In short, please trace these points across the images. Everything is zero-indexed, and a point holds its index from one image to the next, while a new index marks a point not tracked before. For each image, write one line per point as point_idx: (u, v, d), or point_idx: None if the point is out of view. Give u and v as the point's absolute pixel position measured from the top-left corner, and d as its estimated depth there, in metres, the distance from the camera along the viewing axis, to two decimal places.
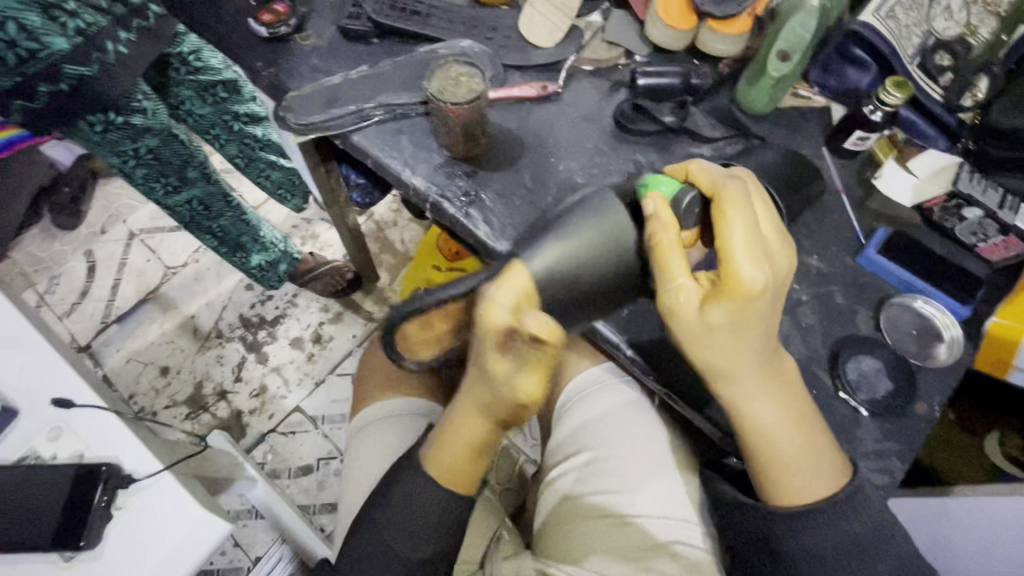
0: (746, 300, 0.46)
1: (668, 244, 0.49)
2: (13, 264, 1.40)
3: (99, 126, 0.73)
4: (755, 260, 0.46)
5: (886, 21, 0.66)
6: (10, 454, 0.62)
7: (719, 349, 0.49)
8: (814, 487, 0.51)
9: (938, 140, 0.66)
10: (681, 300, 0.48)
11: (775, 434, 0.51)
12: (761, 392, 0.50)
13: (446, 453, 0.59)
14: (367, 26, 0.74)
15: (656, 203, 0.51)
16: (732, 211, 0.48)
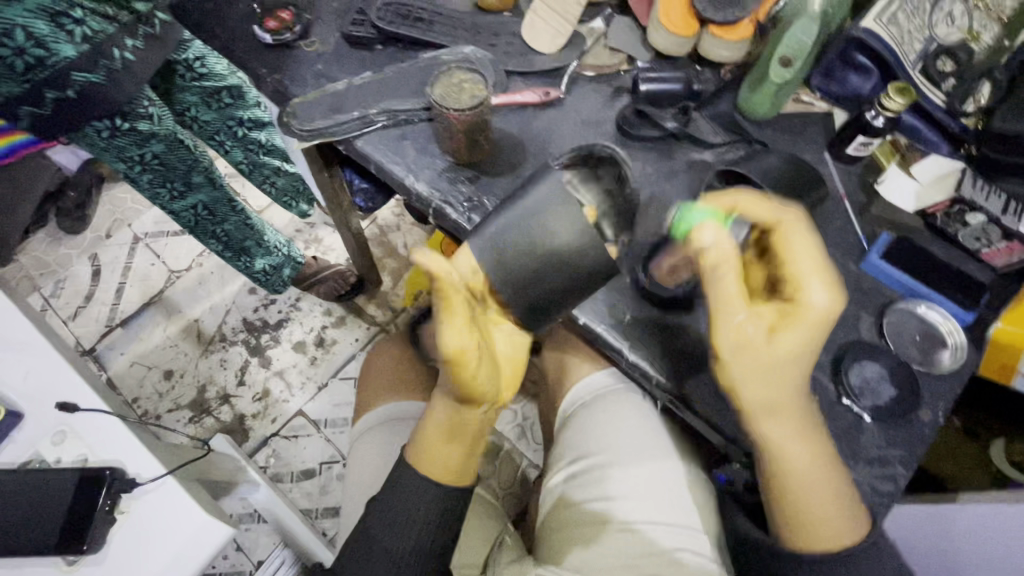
0: (813, 325, 0.49)
1: (735, 275, 0.50)
2: (19, 267, 1.41)
3: (106, 133, 0.73)
4: (824, 284, 0.50)
5: (888, 27, 0.66)
6: (16, 457, 0.62)
7: (773, 384, 0.50)
8: (835, 529, 0.52)
9: (941, 146, 0.66)
10: (749, 330, 0.50)
11: (805, 472, 0.51)
12: (794, 428, 0.51)
13: (422, 442, 0.61)
14: (372, 33, 0.75)
15: (714, 233, 0.51)
16: (796, 239, 0.52)
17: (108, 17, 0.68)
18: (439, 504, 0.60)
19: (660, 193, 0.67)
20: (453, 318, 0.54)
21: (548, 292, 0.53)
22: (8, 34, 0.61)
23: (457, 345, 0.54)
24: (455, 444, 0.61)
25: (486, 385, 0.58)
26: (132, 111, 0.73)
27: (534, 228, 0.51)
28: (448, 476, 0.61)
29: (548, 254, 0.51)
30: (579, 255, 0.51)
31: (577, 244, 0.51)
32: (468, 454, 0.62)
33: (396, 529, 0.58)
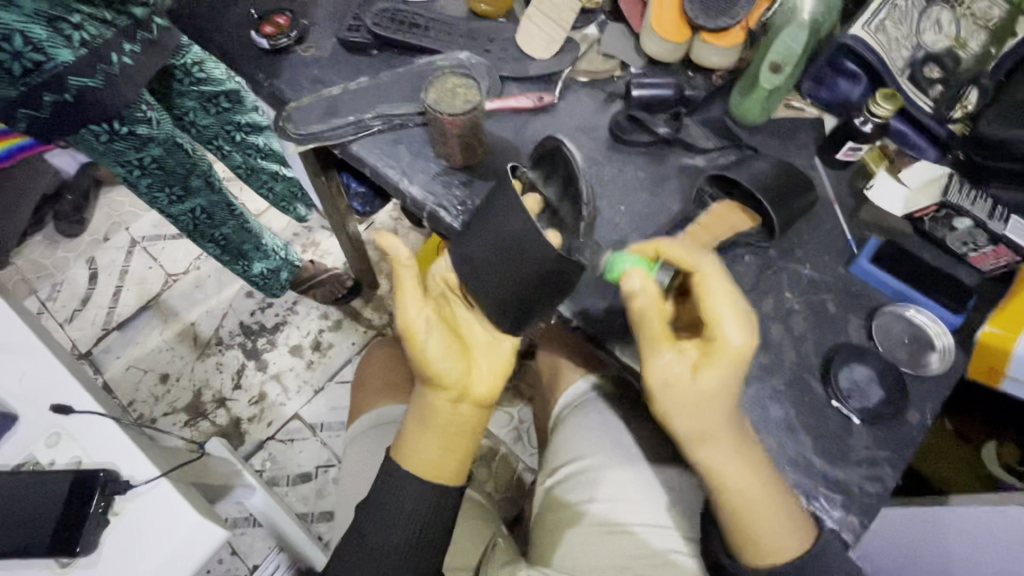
0: (733, 364, 0.49)
1: (654, 318, 0.51)
2: (16, 271, 1.41)
3: (104, 137, 0.73)
4: (741, 326, 0.49)
5: (876, 34, 0.67)
6: (9, 460, 0.62)
7: (702, 416, 0.50)
8: (780, 544, 0.51)
9: (929, 152, 0.66)
10: (673, 371, 0.50)
11: (744, 489, 0.51)
12: (729, 452, 0.51)
13: (405, 437, 0.62)
14: (367, 38, 0.76)
15: (640, 280, 0.51)
16: (713, 280, 0.51)
17: (107, 22, 0.69)
18: (437, 508, 0.59)
19: (652, 197, 0.67)
20: (404, 296, 0.58)
21: (503, 281, 0.56)
22: (5, 38, 0.62)
23: (410, 319, 0.58)
24: (428, 433, 0.60)
25: (451, 370, 0.59)
26: (131, 115, 0.73)
27: (486, 220, 0.56)
28: (416, 464, 0.60)
29: (499, 242, 0.55)
30: (520, 237, 0.54)
31: (515, 226, 0.54)
32: (438, 446, 0.60)
33: (393, 536, 0.57)
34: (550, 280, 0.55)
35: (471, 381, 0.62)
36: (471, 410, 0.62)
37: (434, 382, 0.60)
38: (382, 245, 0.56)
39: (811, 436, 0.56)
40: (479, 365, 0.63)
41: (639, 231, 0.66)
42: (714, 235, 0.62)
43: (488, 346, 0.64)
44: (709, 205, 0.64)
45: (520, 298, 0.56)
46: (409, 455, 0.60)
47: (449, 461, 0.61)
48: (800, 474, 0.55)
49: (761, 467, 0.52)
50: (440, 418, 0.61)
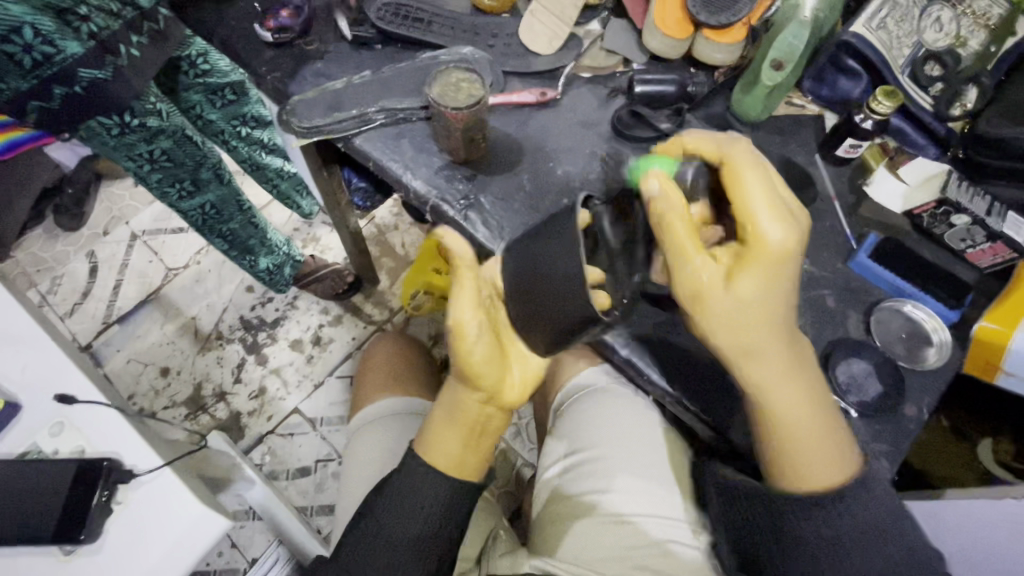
0: (773, 262, 0.47)
1: (679, 219, 0.49)
2: (15, 264, 1.41)
3: (115, 129, 0.73)
4: (778, 219, 0.48)
5: (877, 31, 0.68)
6: (12, 450, 0.63)
7: (751, 312, 0.48)
8: (822, 457, 0.51)
9: (928, 149, 0.68)
10: (705, 278, 0.48)
11: (786, 405, 0.50)
12: (774, 364, 0.50)
13: (434, 435, 0.62)
14: (372, 33, 0.76)
15: (659, 181, 0.49)
16: (746, 175, 0.50)
17: (113, 13, 0.68)
18: (448, 499, 0.59)
19: None
20: (461, 295, 0.59)
21: (543, 314, 0.54)
22: (15, 31, 0.61)
23: (458, 317, 0.58)
24: (456, 432, 0.61)
25: (489, 374, 0.60)
26: (142, 107, 0.74)
27: (551, 254, 0.52)
28: (442, 465, 0.60)
29: (550, 279, 0.52)
30: (568, 283, 0.50)
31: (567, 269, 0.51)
32: (466, 445, 0.61)
33: (404, 525, 0.58)
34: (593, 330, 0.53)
35: (504, 387, 0.62)
36: (497, 414, 0.64)
37: (469, 382, 0.60)
38: (446, 241, 0.60)
39: None
40: (511, 372, 0.63)
41: None
42: None
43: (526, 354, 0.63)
44: None
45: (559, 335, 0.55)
46: (437, 453, 0.61)
47: (475, 464, 0.62)
48: None
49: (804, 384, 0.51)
50: (470, 416, 0.62)
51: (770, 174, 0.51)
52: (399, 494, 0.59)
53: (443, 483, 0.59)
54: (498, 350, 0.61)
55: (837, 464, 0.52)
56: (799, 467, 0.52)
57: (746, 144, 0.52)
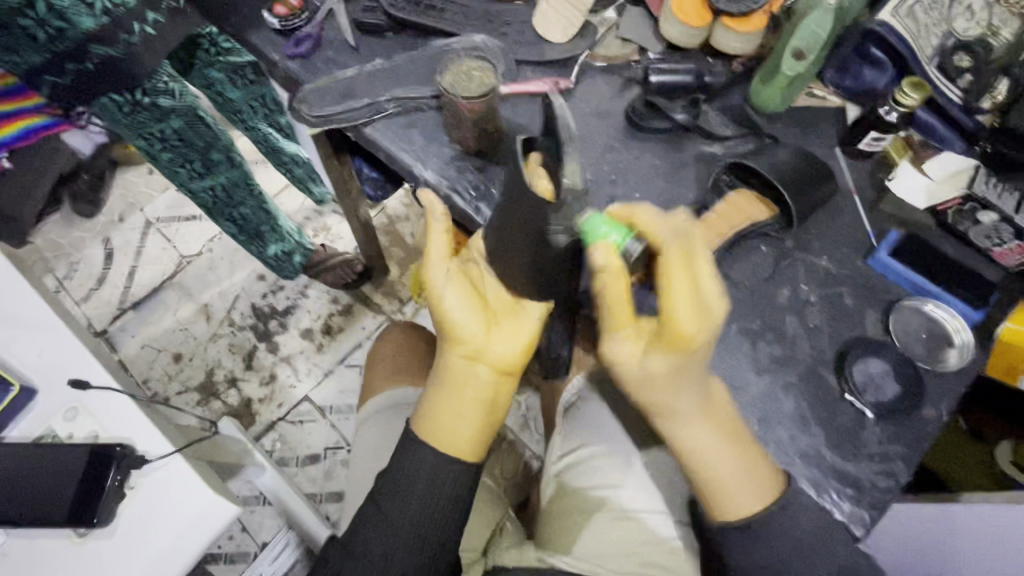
0: (687, 352, 0.49)
1: (617, 296, 0.51)
2: (34, 249, 1.43)
3: (126, 106, 0.74)
4: (701, 315, 0.48)
5: (905, 19, 0.66)
6: (30, 432, 0.64)
7: (660, 384, 0.51)
8: (747, 494, 0.51)
9: (954, 142, 0.65)
10: (623, 350, 0.52)
11: (706, 453, 0.52)
12: (696, 421, 0.52)
13: (433, 407, 0.61)
14: (383, 20, 0.75)
15: (603, 254, 0.51)
16: (675, 271, 0.49)
17: None
18: (456, 487, 0.59)
19: (668, 185, 0.66)
20: (433, 248, 0.62)
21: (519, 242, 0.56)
22: (29, 5, 0.62)
23: (432, 274, 0.61)
24: (450, 388, 0.61)
25: (466, 324, 0.59)
26: (154, 86, 0.75)
27: (507, 189, 0.57)
28: (434, 438, 0.60)
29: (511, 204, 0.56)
30: (519, 196, 0.55)
31: (514, 190, 0.56)
32: (454, 413, 0.60)
33: (408, 512, 0.58)
34: (562, 232, 0.55)
35: (489, 342, 0.60)
36: (490, 378, 0.61)
37: (450, 338, 0.60)
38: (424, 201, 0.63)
39: (823, 429, 0.55)
40: (500, 328, 0.61)
41: None
42: (719, 233, 0.61)
43: (515, 315, 0.61)
44: (727, 194, 0.63)
45: (545, 268, 0.57)
46: (426, 426, 0.60)
47: (469, 435, 0.60)
48: (810, 467, 0.54)
49: (731, 436, 0.52)
50: (455, 379, 0.61)
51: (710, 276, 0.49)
52: (408, 483, 0.58)
53: (447, 467, 0.59)
54: (480, 304, 0.61)
55: (761, 499, 0.51)
56: (721, 504, 0.52)
57: (689, 240, 0.51)
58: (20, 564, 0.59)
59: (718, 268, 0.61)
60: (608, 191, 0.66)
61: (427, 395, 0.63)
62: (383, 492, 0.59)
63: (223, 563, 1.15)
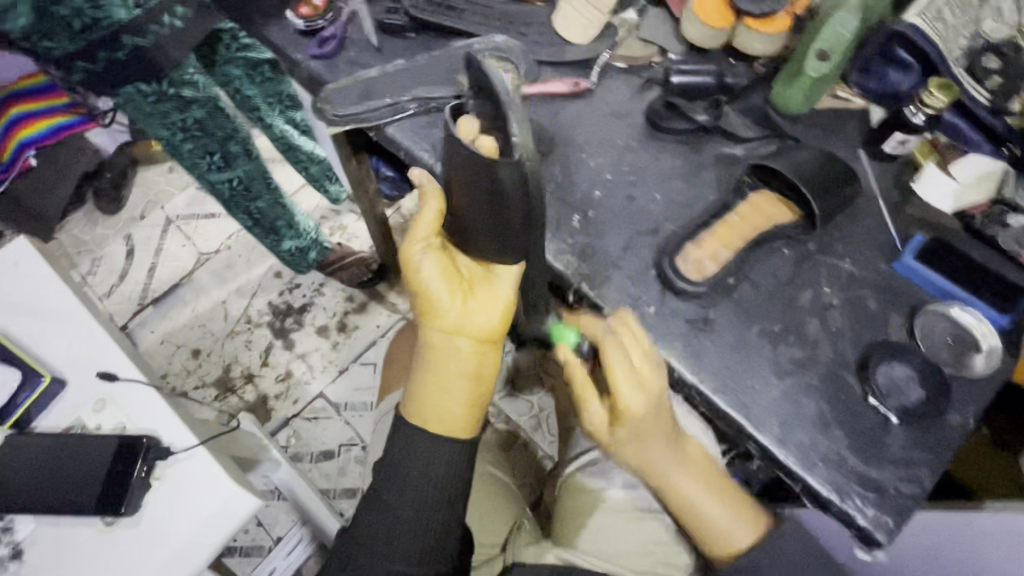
0: (638, 422, 0.55)
1: (581, 382, 0.58)
2: (58, 245, 1.46)
3: (152, 96, 0.76)
4: (635, 387, 0.54)
5: (935, 22, 0.65)
6: (56, 424, 0.65)
7: (634, 452, 0.57)
8: (737, 531, 0.57)
9: (983, 145, 0.64)
10: (595, 422, 0.58)
11: (699, 507, 0.57)
12: (679, 475, 0.57)
13: (421, 389, 0.61)
14: (405, 21, 0.75)
15: (564, 353, 0.59)
16: (613, 354, 0.54)
17: None
18: (459, 469, 0.60)
19: (687, 186, 0.66)
20: (419, 223, 0.62)
21: (484, 210, 0.55)
22: None
23: (410, 249, 0.61)
24: (434, 367, 0.60)
25: (441, 293, 0.59)
26: (179, 77, 0.76)
27: (455, 166, 0.55)
28: (422, 418, 0.60)
29: (466, 177, 0.54)
30: (464, 165, 0.53)
31: (458, 159, 0.53)
32: (441, 390, 0.60)
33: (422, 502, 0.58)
34: (517, 194, 0.51)
35: (466, 313, 0.60)
36: (472, 351, 0.60)
37: (427, 312, 0.61)
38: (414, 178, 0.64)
39: (845, 433, 0.55)
40: (476, 300, 0.61)
41: (673, 220, 0.64)
42: (742, 235, 0.61)
43: (489, 282, 0.61)
44: (749, 195, 0.63)
45: (509, 227, 0.55)
46: (414, 407, 0.61)
47: (458, 411, 0.60)
48: (832, 470, 0.54)
49: (713, 485, 0.58)
50: (437, 355, 0.61)
51: (643, 356, 0.55)
52: (420, 471, 0.59)
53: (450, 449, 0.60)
54: (455, 277, 0.61)
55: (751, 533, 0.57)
56: (712, 545, 0.58)
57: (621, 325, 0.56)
58: (47, 552, 0.60)
59: (739, 271, 0.61)
60: (628, 191, 0.66)
61: (414, 379, 0.62)
62: (392, 478, 0.59)
63: (238, 556, 1.17)
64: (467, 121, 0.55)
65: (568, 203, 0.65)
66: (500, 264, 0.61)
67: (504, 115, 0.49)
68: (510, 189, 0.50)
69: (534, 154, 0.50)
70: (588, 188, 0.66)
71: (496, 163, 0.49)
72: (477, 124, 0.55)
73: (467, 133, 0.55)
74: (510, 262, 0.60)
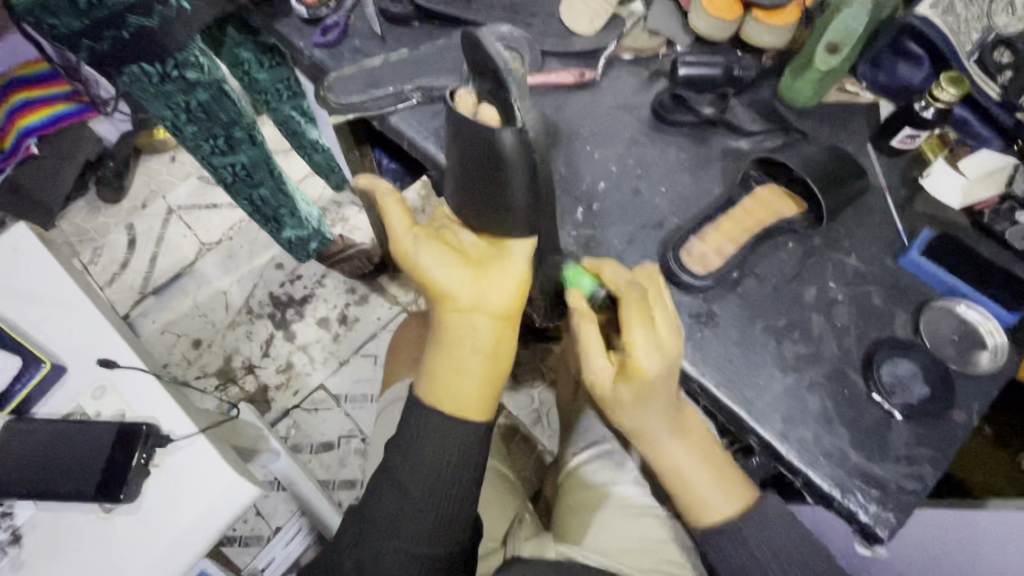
0: (649, 384, 0.53)
1: (589, 337, 0.57)
2: (59, 233, 1.46)
3: (155, 77, 0.75)
4: (654, 348, 0.52)
5: (945, 14, 0.64)
6: (57, 410, 0.65)
7: (631, 411, 0.56)
8: (720, 500, 0.56)
9: (992, 141, 0.63)
10: (599, 377, 0.56)
11: (688, 473, 0.57)
12: (671, 440, 0.57)
13: (436, 377, 0.60)
14: (409, 10, 0.75)
15: (576, 300, 0.58)
16: (632, 311, 0.53)
17: None
18: (466, 452, 0.59)
19: (694, 179, 0.65)
20: (391, 220, 0.63)
21: (481, 186, 0.56)
22: None
23: (404, 248, 0.62)
24: (449, 352, 0.60)
25: (448, 279, 0.59)
26: (184, 59, 0.75)
27: (463, 145, 0.55)
28: (437, 401, 0.59)
29: (477, 156, 0.54)
30: (475, 144, 0.53)
31: (470, 136, 0.53)
32: (456, 371, 0.59)
33: (426, 491, 0.57)
34: (522, 165, 0.52)
35: (478, 292, 0.58)
36: (490, 327, 0.59)
37: (438, 300, 0.60)
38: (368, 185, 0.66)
39: (848, 429, 0.55)
40: (488, 277, 0.59)
41: (678, 214, 0.64)
42: (747, 229, 0.60)
43: (501, 260, 0.59)
44: (754, 189, 0.63)
45: (514, 200, 0.55)
46: (429, 389, 0.60)
47: (471, 391, 0.59)
48: (834, 466, 0.53)
49: (705, 455, 0.58)
50: (452, 337, 0.60)
51: (664, 318, 0.54)
52: (422, 452, 0.58)
53: (451, 429, 0.59)
54: (460, 260, 0.60)
55: (736, 505, 0.56)
56: (691, 509, 0.57)
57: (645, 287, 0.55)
58: (48, 537, 0.60)
59: (745, 265, 0.60)
60: (633, 184, 0.65)
61: (428, 369, 0.61)
62: (398, 462, 0.59)
63: (238, 546, 1.18)
64: (465, 95, 0.54)
65: (573, 195, 0.65)
66: (512, 241, 0.59)
67: (505, 84, 0.49)
68: (512, 157, 0.51)
69: (538, 129, 0.51)
70: (593, 180, 0.65)
71: (497, 131, 0.50)
72: (474, 96, 0.54)
73: (466, 106, 0.54)
74: (522, 238, 0.58)
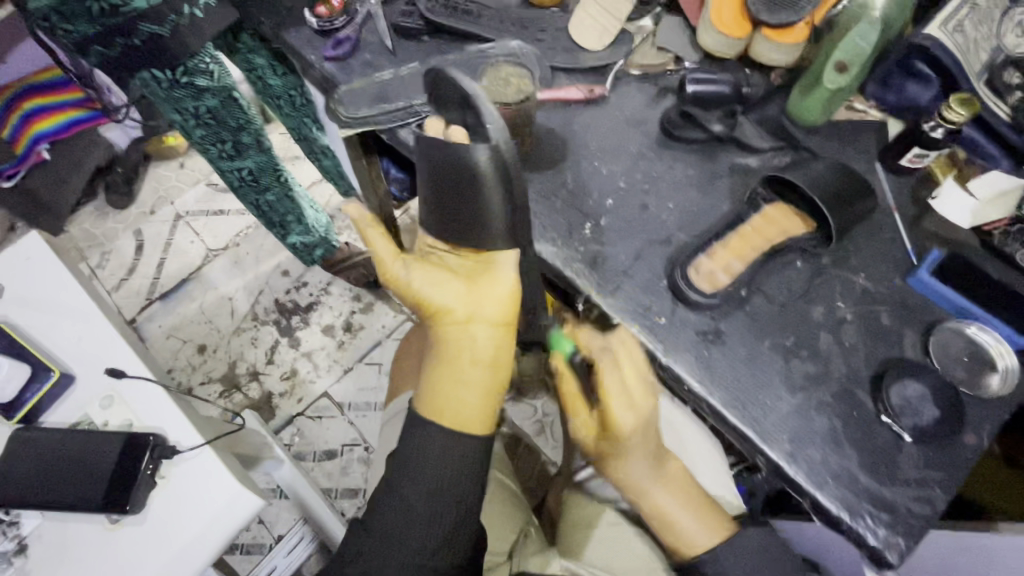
0: (627, 436, 0.56)
1: (571, 394, 0.60)
2: (68, 238, 1.47)
3: (165, 83, 0.76)
4: (627, 402, 0.56)
5: (954, 35, 0.64)
6: (65, 419, 0.66)
7: (615, 461, 0.59)
8: (705, 540, 0.57)
9: (1001, 161, 0.64)
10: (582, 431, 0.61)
11: (673, 516, 0.58)
12: (658, 490, 0.59)
13: (435, 393, 0.60)
14: (419, 24, 0.75)
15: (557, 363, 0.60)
16: (607, 373, 0.56)
17: None
18: (476, 465, 0.59)
19: (701, 196, 0.66)
20: (378, 251, 0.63)
21: (454, 203, 0.55)
22: None
23: (392, 273, 0.62)
24: (446, 368, 0.60)
25: (442, 296, 0.60)
26: (194, 66, 0.75)
27: (434, 166, 0.54)
28: (438, 413, 0.59)
29: (449, 175, 0.53)
30: (446, 164, 0.52)
31: (441, 157, 0.52)
32: (457, 383, 0.60)
33: (430, 506, 0.57)
34: (495, 179, 0.50)
35: (472, 304, 0.60)
36: (487, 338, 0.60)
37: (433, 317, 0.61)
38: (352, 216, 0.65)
39: (857, 451, 0.54)
40: (480, 292, 0.59)
41: (686, 230, 0.64)
42: (755, 248, 0.60)
43: (490, 271, 0.60)
44: (762, 207, 0.63)
45: (489, 214, 0.54)
46: (429, 405, 0.60)
47: (474, 402, 0.59)
48: (843, 488, 0.53)
49: (692, 502, 0.59)
50: (451, 350, 0.61)
51: (635, 375, 0.57)
52: (429, 466, 0.57)
53: (455, 443, 0.58)
54: (451, 278, 0.61)
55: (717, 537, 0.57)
56: (678, 548, 0.58)
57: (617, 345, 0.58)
58: (53, 546, 0.60)
59: (754, 283, 0.60)
60: (641, 199, 0.65)
61: (427, 382, 0.61)
62: (403, 470, 0.58)
63: (240, 553, 1.18)
64: (435, 121, 0.55)
65: (581, 211, 0.65)
66: (496, 252, 0.59)
67: (474, 103, 0.48)
68: (487, 175, 0.50)
69: (512, 146, 0.49)
70: (600, 196, 0.66)
71: (471, 150, 0.49)
72: (445, 122, 0.55)
73: None
74: (505, 249, 0.58)
